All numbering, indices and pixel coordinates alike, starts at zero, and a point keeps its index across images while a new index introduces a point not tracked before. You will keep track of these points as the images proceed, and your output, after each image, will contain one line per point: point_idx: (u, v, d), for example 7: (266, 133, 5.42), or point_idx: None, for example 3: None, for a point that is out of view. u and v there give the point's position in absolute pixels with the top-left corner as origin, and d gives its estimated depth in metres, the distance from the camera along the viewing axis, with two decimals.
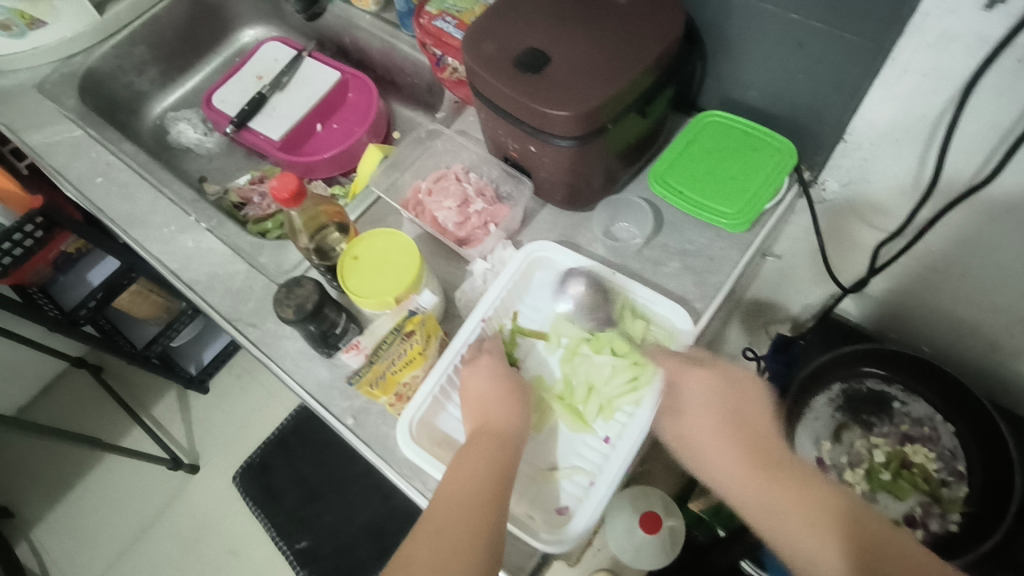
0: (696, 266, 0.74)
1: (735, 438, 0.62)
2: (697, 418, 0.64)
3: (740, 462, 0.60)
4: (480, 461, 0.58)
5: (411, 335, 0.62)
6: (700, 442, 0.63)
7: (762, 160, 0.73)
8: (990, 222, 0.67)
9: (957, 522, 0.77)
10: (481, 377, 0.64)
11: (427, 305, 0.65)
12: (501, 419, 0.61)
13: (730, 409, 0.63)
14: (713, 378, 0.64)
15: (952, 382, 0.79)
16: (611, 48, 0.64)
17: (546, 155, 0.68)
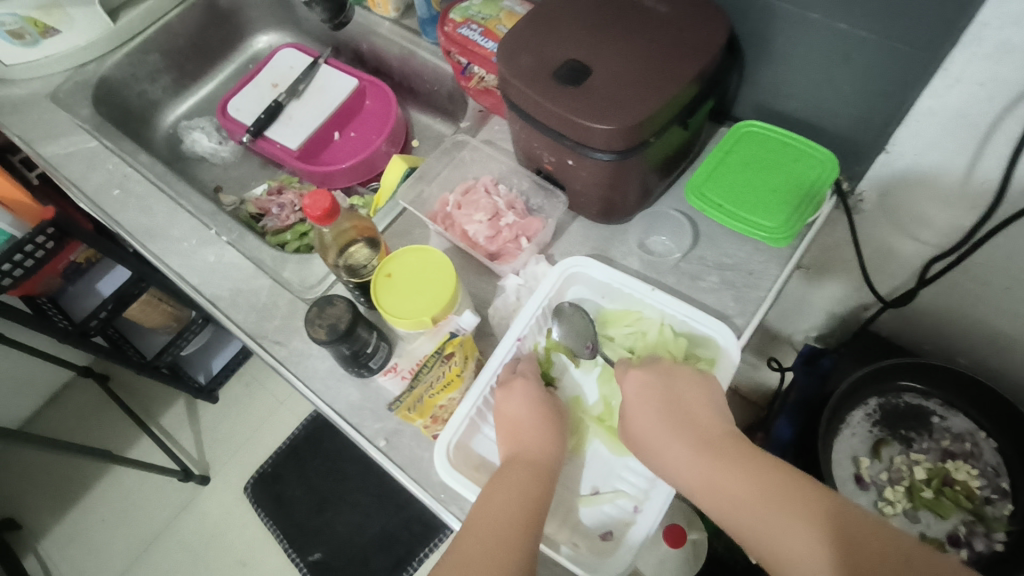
0: (735, 280, 0.72)
1: (687, 431, 0.57)
2: (638, 415, 0.59)
3: (697, 457, 0.55)
4: (512, 490, 0.55)
5: (451, 357, 0.61)
6: (653, 439, 0.58)
7: (802, 172, 0.71)
8: None
9: (1003, 541, 0.75)
10: (518, 402, 0.62)
11: (467, 327, 0.63)
12: (539, 448, 0.59)
13: (663, 403, 0.59)
14: (647, 376, 0.61)
15: (996, 397, 0.77)
16: (653, 61, 0.62)
17: (584, 169, 0.67)
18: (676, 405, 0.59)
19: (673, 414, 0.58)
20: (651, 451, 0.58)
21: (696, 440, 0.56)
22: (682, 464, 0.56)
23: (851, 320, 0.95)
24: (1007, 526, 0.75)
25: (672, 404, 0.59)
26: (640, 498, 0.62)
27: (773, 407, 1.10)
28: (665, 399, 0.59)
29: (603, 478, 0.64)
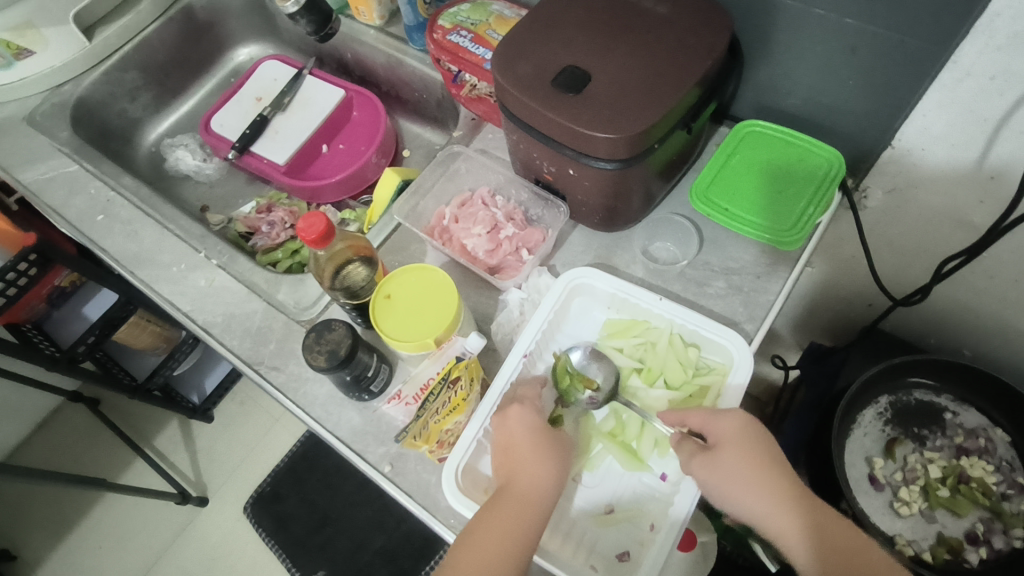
0: (743, 284, 0.70)
1: (780, 484, 0.54)
2: (728, 461, 0.55)
3: (791, 515, 0.52)
4: (498, 525, 0.52)
5: (457, 382, 0.59)
6: (738, 485, 0.54)
7: (806, 173, 0.70)
8: None
9: (1021, 537, 0.74)
10: (515, 427, 0.58)
11: (474, 349, 0.61)
12: (531, 480, 0.55)
13: (759, 453, 0.55)
14: (742, 417, 0.57)
15: (1008, 391, 0.76)
16: (654, 64, 0.60)
17: (586, 178, 0.65)
18: (767, 459, 0.55)
19: (766, 467, 0.54)
20: (735, 497, 0.54)
21: (787, 494, 0.53)
22: (770, 518, 0.53)
23: (856, 317, 0.94)
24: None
25: (767, 456, 0.55)
26: (657, 517, 0.60)
27: (779, 406, 1.09)
28: (760, 448, 0.55)
29: (619, 495, 0.62)
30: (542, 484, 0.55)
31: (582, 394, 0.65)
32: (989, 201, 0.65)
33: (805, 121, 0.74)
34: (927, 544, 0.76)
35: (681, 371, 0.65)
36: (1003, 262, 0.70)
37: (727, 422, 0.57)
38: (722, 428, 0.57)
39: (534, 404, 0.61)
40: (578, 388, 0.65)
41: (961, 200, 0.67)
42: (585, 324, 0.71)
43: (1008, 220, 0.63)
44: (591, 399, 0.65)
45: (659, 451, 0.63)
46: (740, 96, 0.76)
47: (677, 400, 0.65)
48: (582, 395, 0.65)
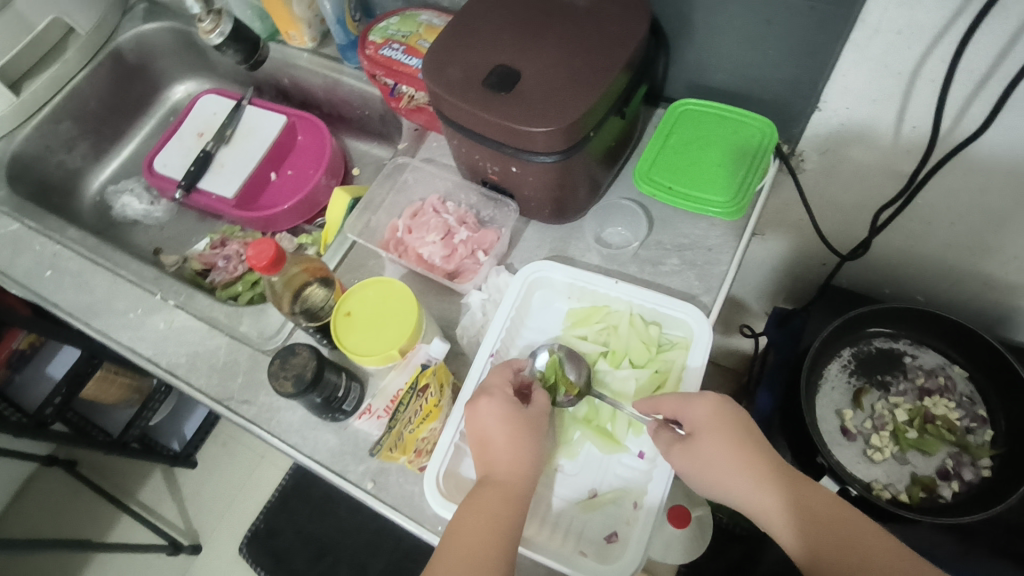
0: (696, 259, 0.73)
1: (753, 465, 0.54)
2: (698, 455, 0.56)
3: (769, 499, 0.53)
4: (481, 518, 0.53)
5: (426, 389, 0.59)
6: (719, 470, 0.55)
7: (742, 141, 0.72)
8: (977, 172, 0.67)
9: (988, 466, 0.77)
10: (486, 420, 0.58)
11: (439, 354, 0.62)
12: (510, 468, 0.56)
13: (728, 440, 0.56)
14: (711, 403, 0.58)
15: (961, 329, 0.79)
16: (580, 55, 0.62)
17: (530, 174, 0.66)
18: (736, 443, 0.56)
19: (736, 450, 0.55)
20: (713, 484, 0.55)
21: (767, 473, 0.54)
22: (752, 498, 0.54)
23: (812, 277, 0.97)
24: (993, 451, 0.78)
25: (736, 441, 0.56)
26: (639, 495, 0.61)
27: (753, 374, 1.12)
28: (729, 435, 0.56)
29: (601, 480, 0.63)
30: (524, 471, 0.56)
31: (562, 395, 0.65)
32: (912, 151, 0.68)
33: (734, 94, 0.76)
34: (902, 486, 0.79)
35: (645, 349, 0.66)
36: (935, 206, 0.74)
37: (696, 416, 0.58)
38: (698, 413, 0.58)
39: (503, 390, 0.60)
40: (559, 390, 0.65)
41: (888, 152, 0.70)
42: (548, 316, 0.71)
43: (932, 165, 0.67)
44: (570, 401, 0.66)
45: (633, 431, 0.65)
46: (670, 78, 0.78)
47: (644, 377, 0.66)
48: (563, 397, 0.65)
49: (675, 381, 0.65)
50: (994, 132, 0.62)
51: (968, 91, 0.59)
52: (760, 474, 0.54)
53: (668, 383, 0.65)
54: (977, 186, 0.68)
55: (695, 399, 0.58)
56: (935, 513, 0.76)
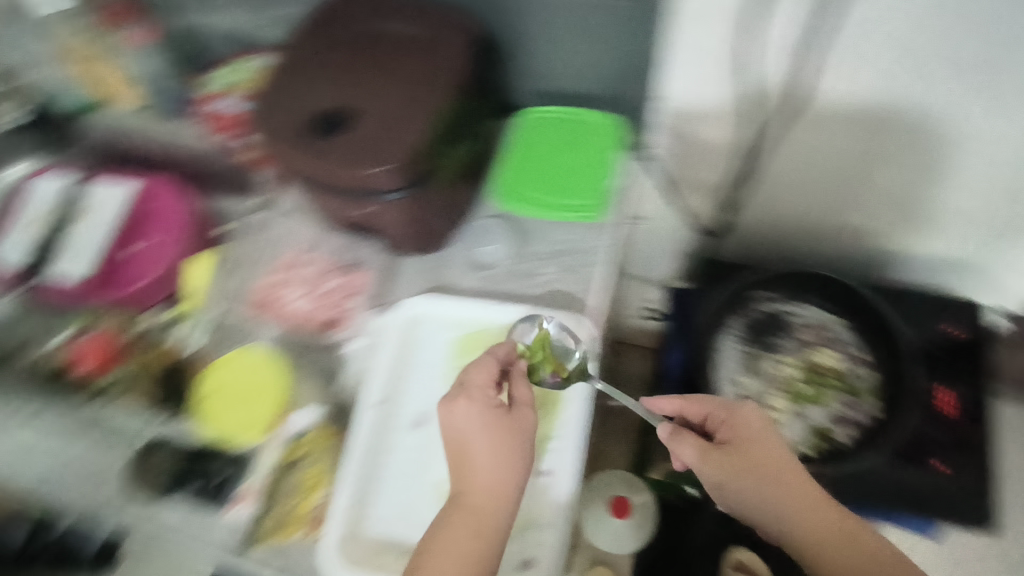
0: (570, 263, 0.73)
1: (792, 483, 0.57)
2: (734, 466, 0.59)
3: (788, 506, 0.57)
4: (455, 551, 0.50)
5: (303, 459, 0.63)
6: (755, 477, 0.58)
7: (590, 148, 0.76)
8: (800, 113, 0.72)
9: (875, 407, 0.82)
10: (463, 425, 0.54)
11: (308, 421, 0.65)
12: (486, 489, 0.52)
13: (761, 453, 0.59)
14: (754, 417, 0.61)
15: (827, 280, 0.85)
16: (406, 85, 0.60)
17: (382, 212, 0.64)
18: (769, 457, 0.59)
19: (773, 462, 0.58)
20: (740, 491, 0.59)
21: (801, 485, 0.58)
22: (783, 506, 0.57)
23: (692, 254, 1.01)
24: (876, 391, 0.83)
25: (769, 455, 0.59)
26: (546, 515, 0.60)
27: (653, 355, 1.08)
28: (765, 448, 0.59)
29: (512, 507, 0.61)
30: (502, 488, 0.52)
31: (547, 373, 0.64)
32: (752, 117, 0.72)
33: (576, 96, 0.77)
34: (805, 440, 0.82)
35: (530, 366, 0.66)
36: (779, 157, 0.78)
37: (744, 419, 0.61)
38: (740, 426, 0.61)
39: (483, 394, 0.56)
40: (545, 367, 0.64)
41: (732, 123, 0.74)
42: (431, 351, 0.68)
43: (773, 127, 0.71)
44: (550, 381, 0.64)
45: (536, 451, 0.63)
46: (516, 90, 0.78)
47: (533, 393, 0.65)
48: (547, 376, 0.64)
49: (559, 395, 0.65)
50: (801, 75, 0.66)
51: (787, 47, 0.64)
52: (789, 487, 0.57)
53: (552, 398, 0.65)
54: (812, 133, 0.74)
55: (743, 407, 0.62)
56: (841, 459, 0.78)
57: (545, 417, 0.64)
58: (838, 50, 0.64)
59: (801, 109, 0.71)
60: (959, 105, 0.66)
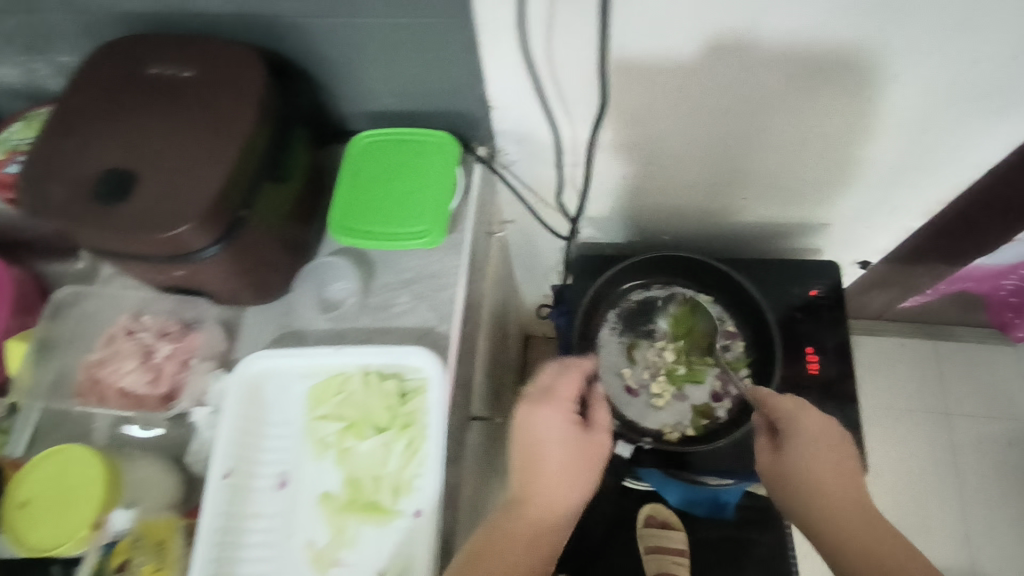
0: (424, 290, 0.70)
1: (834, 475, 0.62)
2: (813, 448, 0.63)
3: (837, 511, 0.59)
4: (518, 545, 0.57)
5: (131, 564, 0.56)
6: (795, 475, 0.63)
7: (428, 163, 0.69)
8: (638, 113, 0.72)
9: (748, 375, 0.84)
10: (546, 428, 0.62)
11: (128, 521, 0.57)
12: (561, 494, 0.61)
13: (833, 447, 0.64)
14: (814, 419, 0.66)
15: (689, 261, 0.88)
16: (195, 132, 0.55)
17: (201, 270, 0.59)
18: (842, 457, 0.63)
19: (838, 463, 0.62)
20: (792, 484, 0.62)
21: (836, 486, 0.61)
22: (814, 502, 0.60)
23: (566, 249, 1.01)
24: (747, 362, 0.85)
25: (840, 455, 0.63)
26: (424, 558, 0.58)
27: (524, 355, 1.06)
28: (841, 444, 0.64)
29: (382, 555, 0.59)
30: (566, 503, 0.61)
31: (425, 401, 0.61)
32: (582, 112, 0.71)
33: (408, 115, 0.74)
34: (688, 421, 0.83)
35: (385, 409, 0.62)
36: (626, 147, 0.79)
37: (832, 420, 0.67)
38: (802, 421, 0.66)
39: (566, 404, 0.65)
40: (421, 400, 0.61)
41: (564, 118, 0.73)
42: (286, 403, 0.66)
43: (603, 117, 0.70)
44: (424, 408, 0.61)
45: (404, 493, 0.60)
46: (342, 114, 0.74)
47: (391, 438, 0.60)
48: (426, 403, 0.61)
49: (420, 430, 0.60)
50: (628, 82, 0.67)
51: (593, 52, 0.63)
52: (840, 490, 0.60)
53: (415, 435, 0.60)
54: (647, 128, 0.75)
55: (805, 407, 0.67)
56: (716, 437, 0.81)
57: (409, 456, 0.60)
58: (657, 59, 0.64)
59: (622, 103, 0.70)
60: (774, 99, 0.68)
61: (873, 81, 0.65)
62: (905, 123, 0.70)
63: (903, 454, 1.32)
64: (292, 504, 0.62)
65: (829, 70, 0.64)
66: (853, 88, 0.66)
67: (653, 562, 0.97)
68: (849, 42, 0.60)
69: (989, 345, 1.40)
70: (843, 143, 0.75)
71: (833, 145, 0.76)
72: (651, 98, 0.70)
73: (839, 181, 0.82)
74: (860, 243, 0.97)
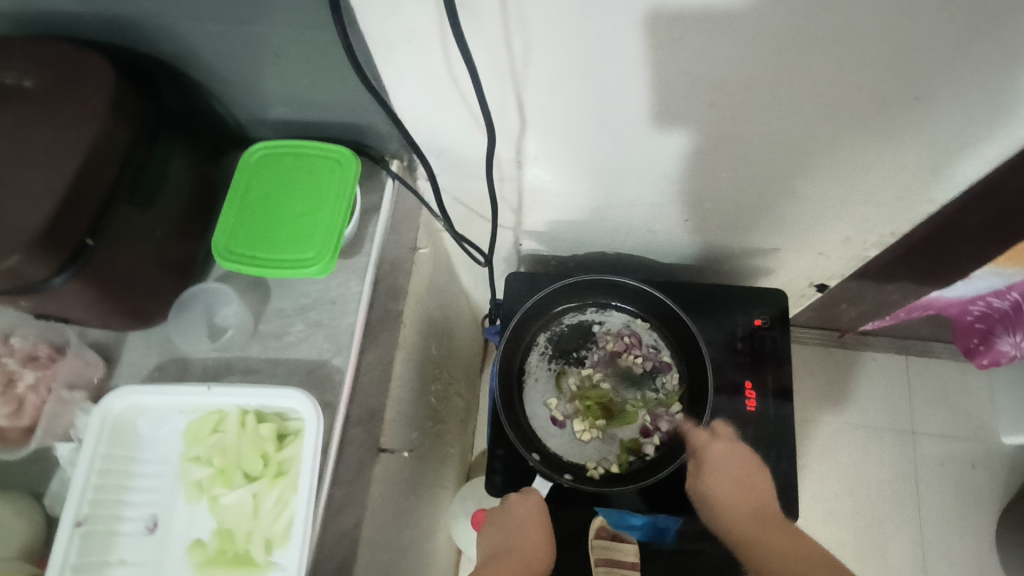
0: (321, 317, 0.65)
1: (741, 490, 0.75)
2: (723, 469, 0.75)
3: (743, 523, 0.72)
4: None
5: None
6: (712, 494, 0.75)
7: (323, 180, 0.64)
8: (563, 133, 0.66)
9: (679, 411, 0.82)
10: (520, 506, 0.76)
11: None
12: (532, 556, 0.73)
13: (739, 464, 0.76)
14: (723, 447, 0.78)
15: (626, 288, 0.85)
16: (33, 153, 0.49)
17: (51, 301, 0.53)
18: (748, 475, 0.76)
19: (745, 480, 0.75)
20: (710, 503, 0.75)
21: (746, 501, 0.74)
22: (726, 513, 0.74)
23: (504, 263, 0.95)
24: (679, 399, 0.83)
25: (749, 475, 0.76)
26: None
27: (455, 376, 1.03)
28: (745, 461, 0.77)
29: None
30: (539, 561, 0.73)
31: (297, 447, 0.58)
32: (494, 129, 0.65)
33: (311, 125, 0.68)
34: (613, 457, 0.80)
35: (257, 456, 0.57)
36: (556, 165, 0.73)
37: (738, 442, 0.79)
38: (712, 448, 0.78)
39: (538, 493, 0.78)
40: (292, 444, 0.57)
41: (479, 134, 0.66)
42: (158, 439, 0.61)
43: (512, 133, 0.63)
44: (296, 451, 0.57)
45: (276, 546, 0.56)
46: (241, 120, 0.68)
47: (262, 489, 0.56)
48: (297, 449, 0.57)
49: (293, 479, 0.56)
50: (548, 101, 0.60)
51: (493, 65, 0.56)
52: (746, 504, 0.74)
53: (287, 484, 0.56)
54: (577, 147, 0.69)
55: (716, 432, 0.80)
56: (639, 476, 0.79)
57: (280, 508, 0.56)
58: (575, 81, 0.57)
59: (537, 119, 0.64)
60: (707, 120, 0.62)
61: (806, 108, 0.58)
62: (848, 152, 0.64)
63: (865, 475, 1.28)
64: (160, 551, 0.57)
65: (755, 95, 0.57)
66: (796, 115, 0.60)
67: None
68: (785, 71, 0.54)
69: (961, 364, 1.34)
70: (789, 170, 0.69)
71: (774, 171, 0.69)
72: (575, 118, 0.63)
73: (785, 205, 0.76)
74: (815, 262, 0.91)
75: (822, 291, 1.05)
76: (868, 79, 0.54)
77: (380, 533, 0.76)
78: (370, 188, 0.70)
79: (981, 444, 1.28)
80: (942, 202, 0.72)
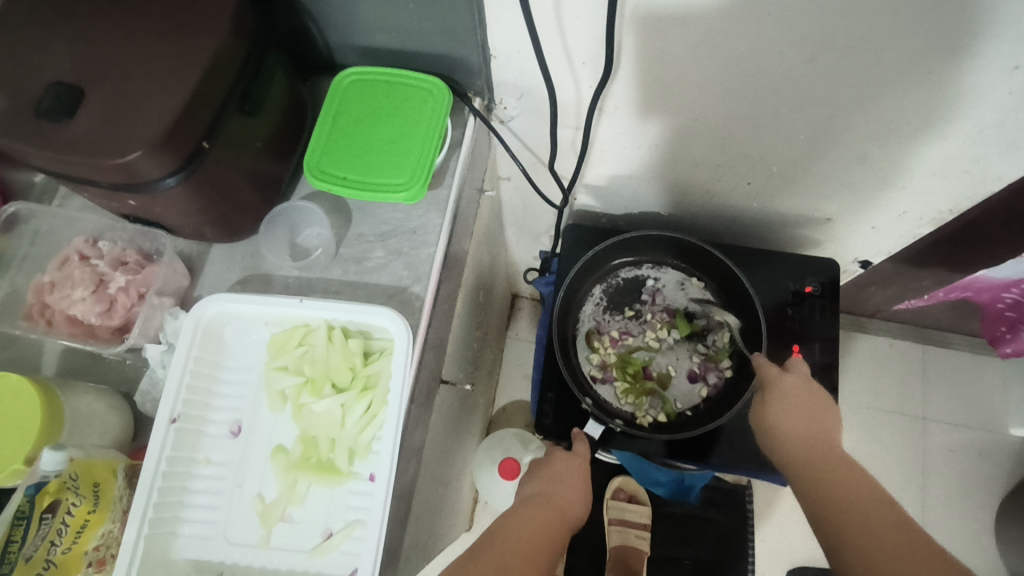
0: (401, 246, 0.66)
1: (806, 435, 0.68)
2: (790, 406, 0.71)
3: (804, 463, 0.65)
4: (536, 520, 0.66)
5: (64, 502, 0.50)
6: (776, 421, 0.70)
7: (415, 110, 0.65)
8: (652, 81, 0.66)
9: (729, 367, 0.87)
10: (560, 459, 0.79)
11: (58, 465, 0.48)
12: (570, 500, 0.73)
13: (811, 406, 0.71)
14: (797, 383, 0.74)
15: (684, 246, 0.88)
16: (161, 54, 0.50)
17: (156, 203, 0.54)
18: (818, 411, 0.70)
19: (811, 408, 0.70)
20: (771, 429, 0.71)
21: (819, 439, 0.67)
22: (792, 447, 0.67)
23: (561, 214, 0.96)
24: (729, 355, 0.87)
25: (818, 410, 0.70)
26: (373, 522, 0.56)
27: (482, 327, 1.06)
28: (815, 395, 0.72)
29: (333, 516, 0.58)
30: (575, 505, 0.73)
31: (383, 363, 0.60)
32: (586, 69, 0.64)
33: (402, 54, 0.68)
34: (659, 406, 0.86)
35: (346, 369, 0.60)
36: (635, 115, 0.73)
37: (816, 386, 0.74)
38: (786, 386, 0.74)
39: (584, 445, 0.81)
40: (380, 359, 0.60)
41: (567, 78, 0.67)
42: (242, 350, 0.63)
43: (608, 77, 0.63)
44: (383, 366, 0.59)
45: (360, 455, 0.58)
46: (332, 44, 0.69)
47: (350, 401, 0.59)
48: (382, 365, 0.60)
49: (380, 394, 0.58)
50: (643, 45, 0.60)
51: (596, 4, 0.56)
52: (812, 446, 0.66)
53: (375, 398, 0.59)
54: (666, 96, 0.68)
55: (784, 373, 0.75)
56: (686, 426, 0.84)
57: (367, 420, 0.58)
58: (678, 27, 0.57)
59: (628, 66, 0.64)
60: (800, 78, 0.62)
61: (903, 70, 0.59)
62: (933, 119, 0.65)
63: (882, 454, 1.30)
64: (244, 454, 0.60)
65: (852, 53, 0.58)
66: (893, 79, 0.60)
67: (617, 534, 1.06)
68: (893, 29, 0.54)
69: (979, 356, 1.35)
70: (869, 136, 0.69)
71: (851, 137, 0.70)
72: (666, 67, 0.63)
73: (853, 172, 0.77)
74: (867, 236, 0.92)
75: (863, 268, 1.06)
76: (971, 44, 0.54)
77: (431, 463, 0.79)
78: (452, 124, 0.71)
79: (996, 435, 1.30)
80: (1011, 180, 0.73)
